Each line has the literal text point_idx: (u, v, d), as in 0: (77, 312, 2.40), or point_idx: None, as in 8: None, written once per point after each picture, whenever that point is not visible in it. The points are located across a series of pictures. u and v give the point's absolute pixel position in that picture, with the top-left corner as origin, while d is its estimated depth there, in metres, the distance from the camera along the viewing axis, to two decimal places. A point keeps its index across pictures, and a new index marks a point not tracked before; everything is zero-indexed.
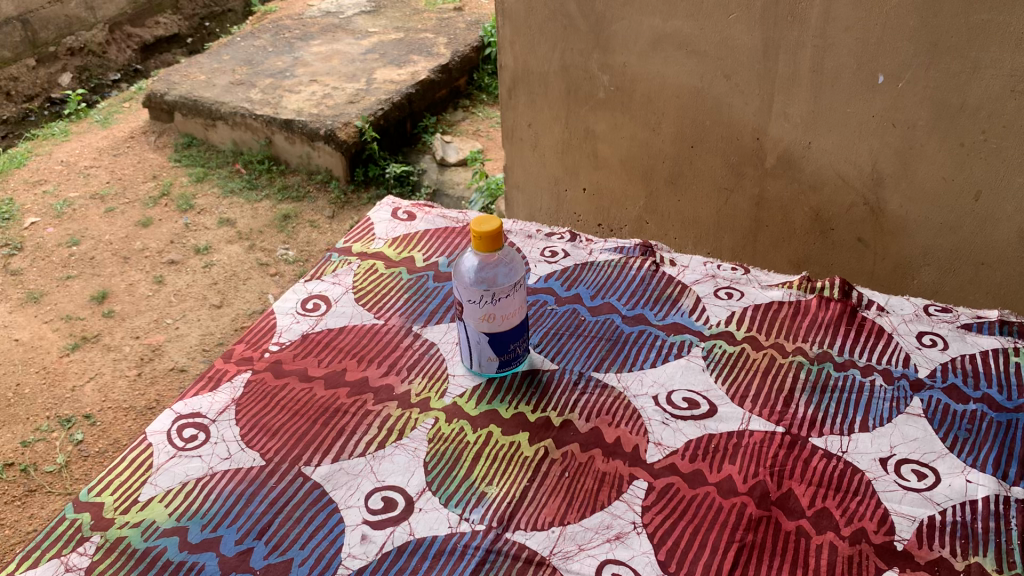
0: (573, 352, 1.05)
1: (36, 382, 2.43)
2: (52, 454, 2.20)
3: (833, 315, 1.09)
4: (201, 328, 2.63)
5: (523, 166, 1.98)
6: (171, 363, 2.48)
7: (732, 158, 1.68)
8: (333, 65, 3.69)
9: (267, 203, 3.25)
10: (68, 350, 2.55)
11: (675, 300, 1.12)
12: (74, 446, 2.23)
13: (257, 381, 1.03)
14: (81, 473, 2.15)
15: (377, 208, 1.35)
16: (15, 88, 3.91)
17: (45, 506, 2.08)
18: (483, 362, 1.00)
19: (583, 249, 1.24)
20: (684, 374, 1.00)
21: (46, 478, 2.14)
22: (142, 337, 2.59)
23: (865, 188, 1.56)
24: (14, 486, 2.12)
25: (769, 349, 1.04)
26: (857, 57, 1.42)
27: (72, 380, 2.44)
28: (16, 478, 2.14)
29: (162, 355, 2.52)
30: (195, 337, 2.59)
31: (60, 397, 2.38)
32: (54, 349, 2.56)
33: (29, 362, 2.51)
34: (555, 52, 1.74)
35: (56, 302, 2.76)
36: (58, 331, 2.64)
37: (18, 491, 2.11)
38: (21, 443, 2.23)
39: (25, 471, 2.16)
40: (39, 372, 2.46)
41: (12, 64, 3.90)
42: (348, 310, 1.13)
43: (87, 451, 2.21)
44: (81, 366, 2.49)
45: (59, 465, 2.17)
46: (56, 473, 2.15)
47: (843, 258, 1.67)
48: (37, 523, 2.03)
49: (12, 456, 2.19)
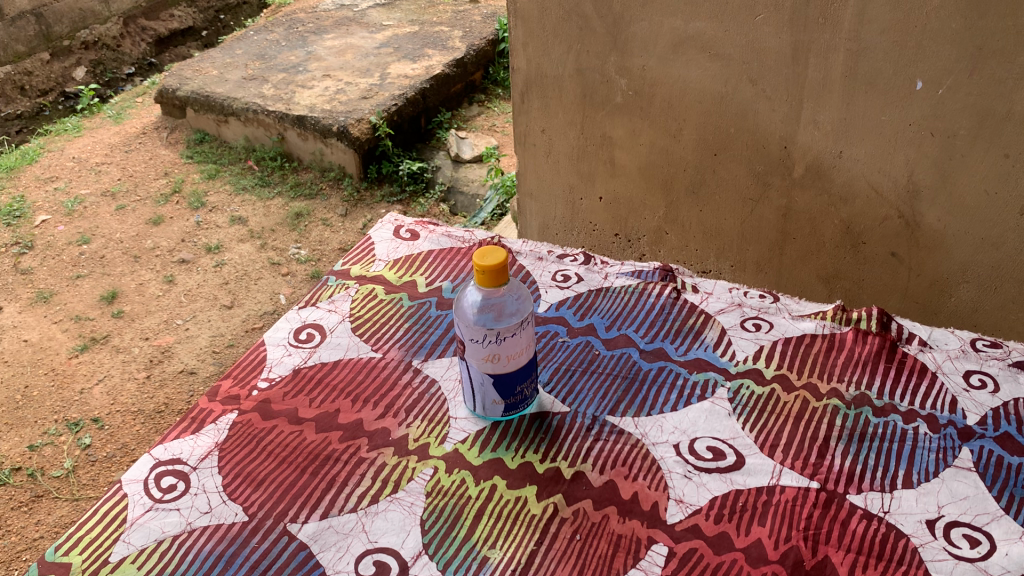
0: (586, 392, 0.96)
1: (45, 384, 2.37)
2: (59, 458, 2.15)
3: (871, 351, 0.99)
4: (211, 330, 2.56)
5: (536, 173, 1.88)
6: (181, 365, 2.41)
7: (758, 166, 1.58)
8: (346, 59, 3.61)
9: (279, 201, 3.17)
10: (76, 352, 2.49)
11: (698, 332, 1.03)
12: (81, 451, 2.17)
13: (243, 423, 0.95)
14: (89, 478, 2.09)
15: (378, 226, 1.27)
16: (29, 83, 3.85)
17: (52, 511, 2.02)
18: (487, 405, 0.91)
19: (598, 273, 1.15)
20: (708, 420, 0.91)
21: (53, 484, 2.08)
22: (151, 339, 2.52)
23: (900, 200, 1.46)
24: (21, 491, 2.07)
25: (801, 391, 0.95)
26: (894, 62, 1.32)
27: (81, 382, 2.38)
28: (23, 483, 2.09)
29: (171, 357, 2.45)
30: (205, 338, 2.52)
31: (69, 400, 2.32)
32: (62, 350, 2.50)
33: (37, 364, 2.45)
34: (570, 54, 1.65)
35: (66, 302, 2.70)
36: (67, 332, 2.58)
37: (25, 496, 2.05)
38: (29, 448, 2.18)
39: (32, 476, 2.10)
40: (47, 375, 2.41)
41: (26, 59, 3.85)
42: (344, 341, 1.05)
43: (95, 455, 2.16)
44: (90, 368, 2.42)
45: (66, 470, 2.11)
46: (64, 478, 2.10)
47: (875, 273, 1.58)
48: (43, 530, 1.97)
49: (20, 461, 2.14)
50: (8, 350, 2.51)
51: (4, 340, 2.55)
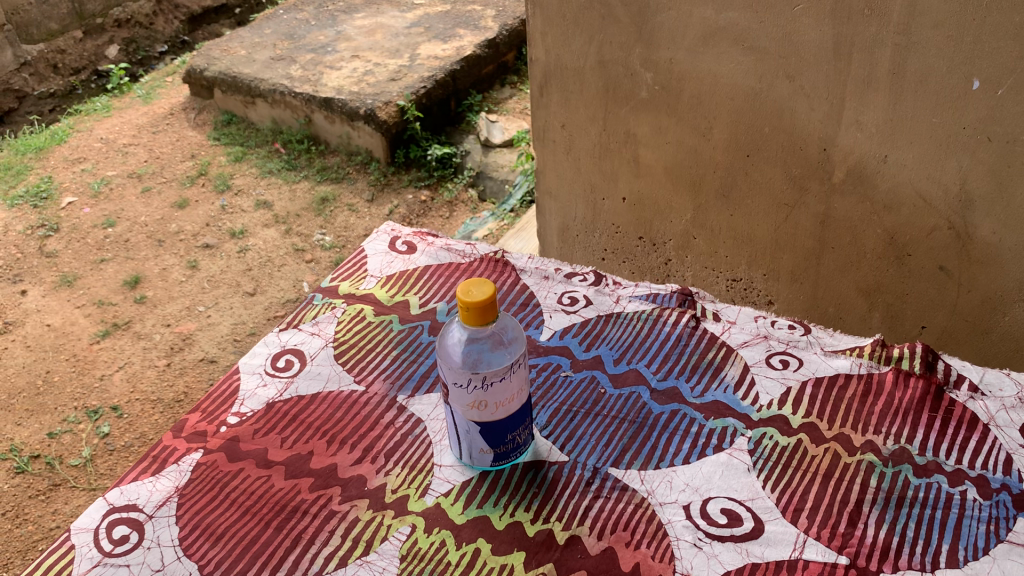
0: (588, 438, 0.85)
1: (66, 370, 2.31)
2: (78, 446, 2.10)
3: (913, 397, 0.87)
4: (233, 317, 2.49)
5: (555, 170, 1.76)
6: (201, 354, 2.35)
7: (794, 170, 1.45)
8: (376, 39, 3.50)
9: (305, 185, 3.08)
10: (98, 338, 2.43)
11: (717, 369, 0.92)
12: (99, 439, 2.11)
13: (207, 465, 0.86)
14: (106, 468, 2.04)
15: (372, 236, 1.17)
16: (62, 61, 3.75)
17: (69, 501, 1.97)
18: (475, 454, 0.81)
19: (609, 296, 1.04)
20: (723, 476, 0.81)
21: (71, 473, 2.03)
22: (172, 325, 2.46)
23: (950, 210, 1.33)
24: (39, 479, 2.02)
25: (832, 443, 0.83)
26: (948, 59, 1.19)
27: (101, 369, 2.31)
28: (41, 471, 2.04)
29: (192, 344, 2.38)
30: (227, 326, 2.45)
31: (89, 386, 2.26)
32: (84, 336, 2.44)
33: (59, 349, 2.40)
34: (592, 45, 1.52)
35: (89, 286, 2.64)
36: (89, 317, 2.51)
37: (43, 485, 2.01)
38: (48, 435, 2.13)
39: (50, 464, 2.05)
40: (68, 360, 2.35)
41: (60, 36, 3.73)
42: (324, 370, 0.96)
43: (113, 445, 2.10)
44: (111, 355, 2.36)
45: (84, 459, 2.06)
46: (81, 467, 2.05)
47: (921, 288, 1.45)
48: (60, 520, 1.92)
49: (39, 448, 2.10)
50: (30, 335, 2.46)
51: (27, 325, 2.50)
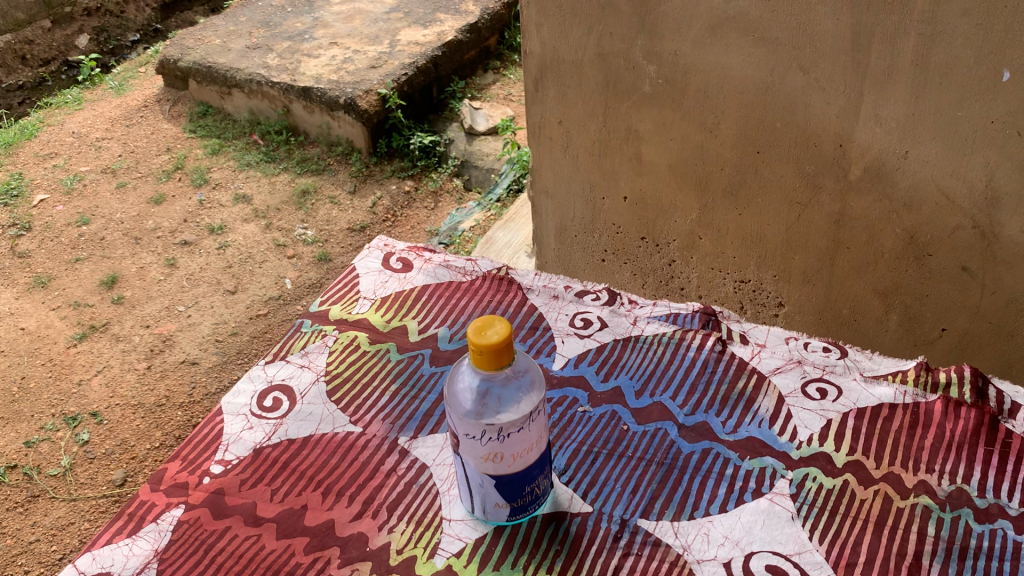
0: (613, 484, 0.77)
1: (41, 375, 2.21)
2: (56, 455, 1.99)
3: (966, 429, 0.80)
4: (214, 317, 2.38)
5: (551, 168, 1.67)
6: (182, 355, 2.24)
7: (807, 168, 1.37)
8: (355, 25, 3.39)
9: (285, 177, 2.97)
10: (75, 341, 2.32)
11: (750, 401, 0.84)
12: (79, 447, 2.01)
13: (190, 524, 0.77)
14: (87, 477, 1.95)
15: (364, 253, 1.08)
16: (30, 52, 3.62)
17: (49, 513, 1.88)
18: (489, 508, 0.73)
19: (625, 317, 0.95)
20: (766, 526, 0.73)
21: (50, 483, 1.94)
22: (151, 327, 2.35)
23: (975, 209, 1.26)
24: (17, 491, 1.92)
25: (882, 485, 0.76)
26: (976, 49, 1.11)
27: (79, 373, 2.21)
28: (18, 483, 1.94)
29: (172, 346, 2.28)
30: (208, 326, 2.35)
31: (66, 392, 2.15)
32: (60, 339, 2.33)
33: (34, 354, 2.28)
34: (590, 36, 1.43)
35: (64, 287, 2.52)
36: (65, 319, 2.40)
37: (21, 496, 1.91)
38: (25, 444, 2.02)
39: (28, 474, 1.95)
40: (44, 365, 2.24)
41: (27, 27, 3.62)
42: (316, 410, 0.87)
43: (93, 452, 2.00)
44: (88, 358, 2.25)
45: (63, 468, 1.96)
46: (60, 477, 1.95)
47: (942, 289, 1.37)
48: (39, 533, 1.83)
49: (15, 458, 1.99)
50: (4, 340, 2.34)
51: None
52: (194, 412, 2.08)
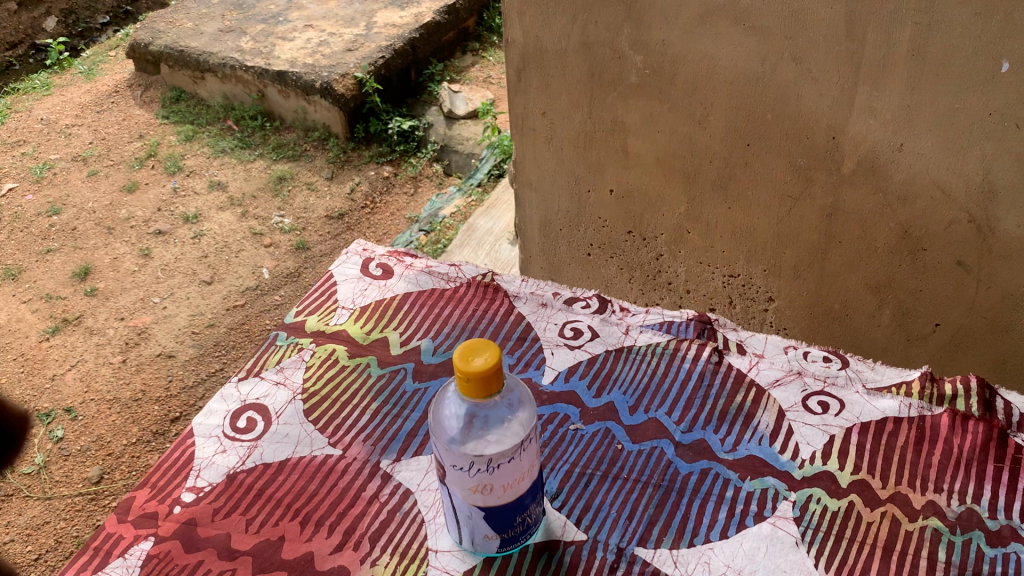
0: (608, 510, 0.73)
1: (13, 371, 2.14)
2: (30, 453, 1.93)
3: (975, 444, 0.76)
4: (190, 308, 2.32)
5: (535, 161, 1.62)
6: (158, 348, 2.18)
7: (799, 160, 1.33)
8: (330, 7, 3.31)
9: (261, 163, 2.90)
10: (47, 335, 2.25)
11: (748, 416, 0.81)
12: (53, 444, 1.96)
13: (160, 559, 0.72)
14: (62, 475, 1.89)
15: (342, 259, 1.03)
16: None
17: (22, 512, 1.82)
18: (478, 540, 0.68)
19: (617, 326, 0.91)
20: (769, 553, 0.69)
21: (24, 481, 1.88)
22: (126, 319, 2.28)
23: (971, 202, 1.22)
24: None
25: (889, 506, 0.72)
26: (975, 39, 1.07)
27: (52, 369, 2.14)
28: None
29: (148, 339, 2.21)
30: (184, 318, 2.28)
31: (39, 387, 2.09)
32: (31, 333, 2.26)
33: (5, 349, 2.22)
34: (574, 25, 1.38)
35: (35, 279, 2.45)
36: (37, 312, 2.33)
37: None
38: None
39: None
40: (16, 360, 2.17)
41: None
42: (292, 431, 0.82)
43: (68, 450, 1.94)
44: (61, 353, 2.19)
45: (37, 466, 1.91)
46: (35, 475, 1.89)
47: (936, 283, 1.34)
48: (13, 534, 1.77)
49: None
50: None
51: None
52: (171, 406, 2.02)
